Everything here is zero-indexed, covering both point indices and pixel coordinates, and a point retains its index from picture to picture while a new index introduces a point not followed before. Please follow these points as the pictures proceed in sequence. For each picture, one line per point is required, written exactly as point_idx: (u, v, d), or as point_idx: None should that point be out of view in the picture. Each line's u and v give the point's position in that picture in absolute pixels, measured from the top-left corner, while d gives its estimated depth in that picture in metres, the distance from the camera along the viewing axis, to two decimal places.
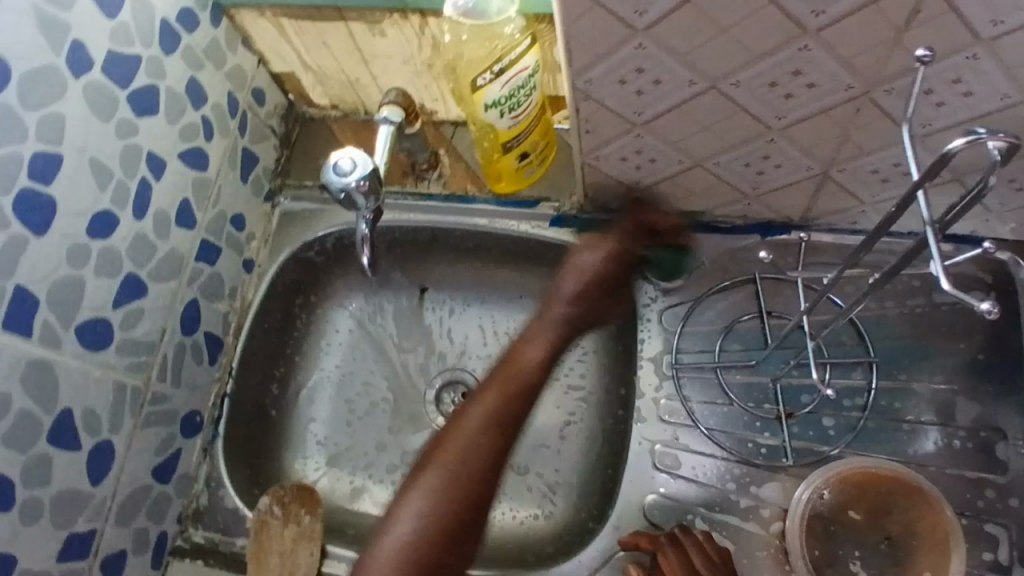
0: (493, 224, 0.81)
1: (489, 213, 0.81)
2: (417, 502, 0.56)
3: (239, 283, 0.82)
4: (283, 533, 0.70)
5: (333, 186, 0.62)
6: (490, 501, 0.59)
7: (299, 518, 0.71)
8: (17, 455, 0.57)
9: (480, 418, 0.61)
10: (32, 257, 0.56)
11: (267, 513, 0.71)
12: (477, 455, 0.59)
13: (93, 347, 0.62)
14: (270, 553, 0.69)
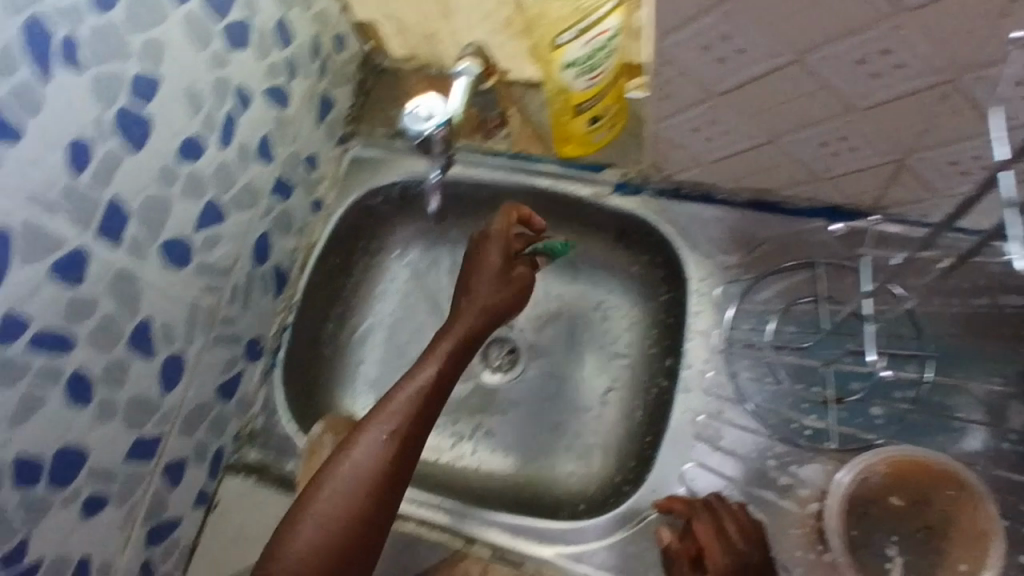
0: (555, 185, 0.82)
1: (553, 174, 0.82)
2: (312, 515, 0.57)
3: (309, 222, 0.84)
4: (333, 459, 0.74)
5: (412, 133, 0.63)
6: (383, 511, 0.59)
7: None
8: (100, 354, 0.59)
9: (359, 454, 0.60)
10: (128, 171, 0.59)
11: (318, 441, 0.75)
12: (356, 494, 0.58)
13: (175, 264, 0.65)
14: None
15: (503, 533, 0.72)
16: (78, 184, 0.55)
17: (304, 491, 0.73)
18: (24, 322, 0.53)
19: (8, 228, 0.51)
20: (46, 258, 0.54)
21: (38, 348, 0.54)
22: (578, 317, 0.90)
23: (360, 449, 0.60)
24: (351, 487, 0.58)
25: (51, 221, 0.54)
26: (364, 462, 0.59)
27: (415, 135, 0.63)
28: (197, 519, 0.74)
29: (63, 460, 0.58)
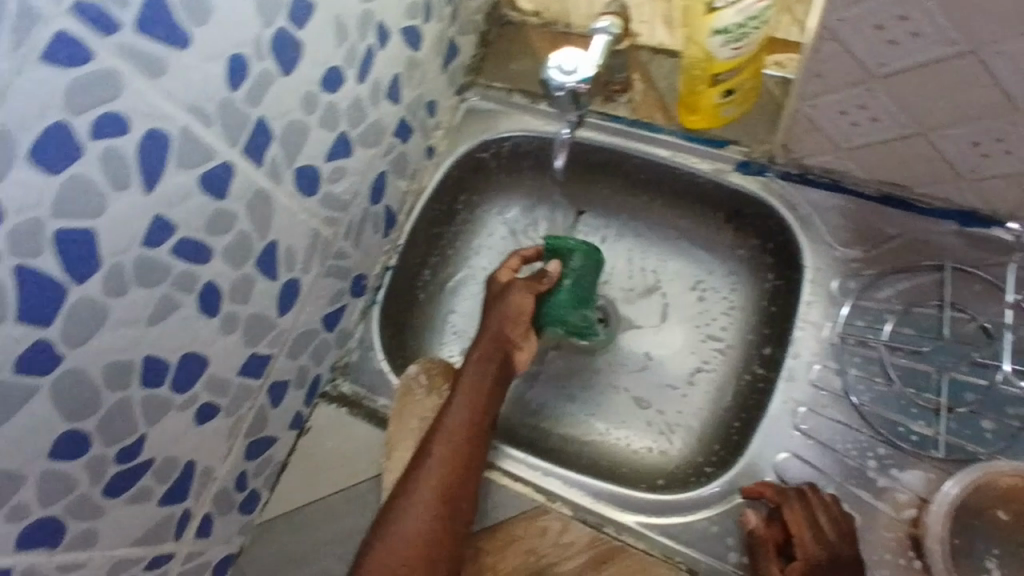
0: (673, 157, 0.80)
1: (672, 145, 0.80)
2: (400, 521, 0.62)
3: (421, 167, 0.85)
4: (426, 403, 0.75)
5: (553, 84, 0.62)
6: (462, 509, 0.65)
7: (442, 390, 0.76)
8: (232, 269, 0.60)
9: (432, 463, 0.66)
10: (277, 93, 0.59)
11: (414, 380, 0.77)
12: (419, 521, 0.63)
13: (304, 193, 0.66)
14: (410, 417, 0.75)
15: (583, 495, 0.72)
16: (234, 98, 0.55)
17: (394, 426, 0.74)
18: (170, 226, 0.53)
19: (165, 130, 0.50)
20: (196, 167, 0.53)
21: (176, 253, 0.54)
22: (674, 294, 0.88)
23: (422, 468, 0.66)
24: (414, 508, 0.63)
25: (205, 133, 0.53)
26: (421, 486, 0.64)
27: (557, 86, 0.62)
28: (290, 441, 0.76)
29: (185, 366, 0.59)
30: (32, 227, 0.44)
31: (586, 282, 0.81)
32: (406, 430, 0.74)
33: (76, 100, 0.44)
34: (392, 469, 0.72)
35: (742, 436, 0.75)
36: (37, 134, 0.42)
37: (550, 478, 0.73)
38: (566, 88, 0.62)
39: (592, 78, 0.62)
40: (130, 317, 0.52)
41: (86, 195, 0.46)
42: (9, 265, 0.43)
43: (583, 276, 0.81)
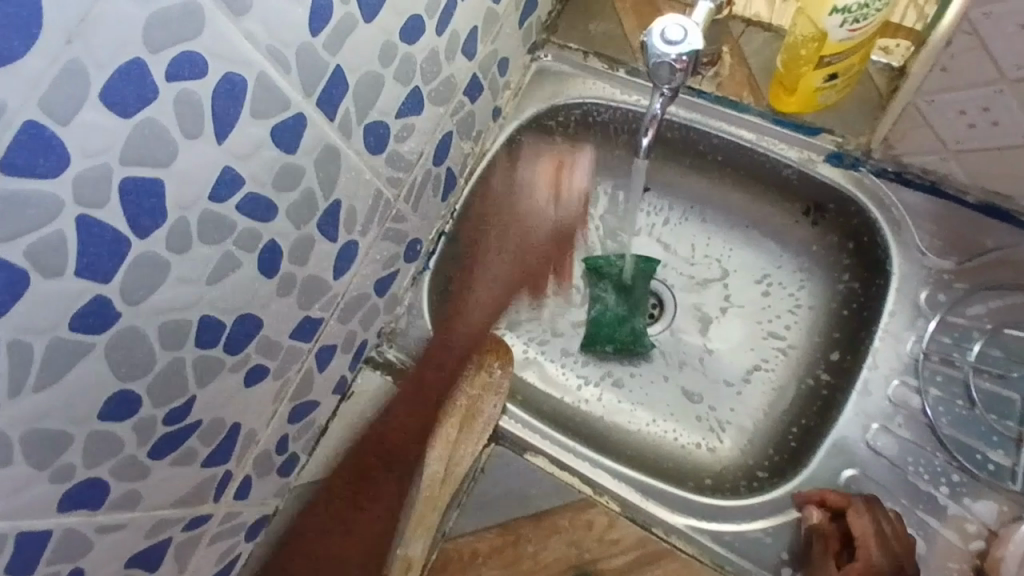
0: (759, 141, 0.75)
1: (759, 128, 0.75)
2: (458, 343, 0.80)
3: (486, 128, 0.80)
4: (473, 380, 0.73)
5: (652, 54, 0.55)
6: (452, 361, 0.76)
7: (491, 369, 0.73)
8: (293, 229, 0.56)
9: (471, 313, 0.82)
10: (358, 41, 0.54)
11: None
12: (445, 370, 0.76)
13: (372, 151, 0.61)
14: (458, 393, 0.72)
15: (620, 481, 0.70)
16: (313, 45, 0.50)
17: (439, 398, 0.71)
18: (238, 179, 0.48)
19: (244, 75, 0.45)
20: (269, 118, 0.49)
21: (242, 210, 0.50)
22: (738, 287, 0.84)
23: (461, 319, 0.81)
24: (449, 347, 0.78)
25: (282, 81, 0.48)
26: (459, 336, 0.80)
27: (655, 57, 0.55)
28: (331, 405, 0.73)
29: (240, 327, 0.55)
30: (99, 173, 0.39)
31: (638, 292, 0.85)
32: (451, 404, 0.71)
33: (154, 35, 0.39)
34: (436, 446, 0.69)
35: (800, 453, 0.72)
36: (113, 71, 0.38)
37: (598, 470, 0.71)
38: (662, 60, 0.55)
39: (698, 51, 0.55)
40: (189, 276, 0.48)
41: (159, 142, 0.42)
42: (74, 214, 0.39)
43: (633, 286, 0.85)
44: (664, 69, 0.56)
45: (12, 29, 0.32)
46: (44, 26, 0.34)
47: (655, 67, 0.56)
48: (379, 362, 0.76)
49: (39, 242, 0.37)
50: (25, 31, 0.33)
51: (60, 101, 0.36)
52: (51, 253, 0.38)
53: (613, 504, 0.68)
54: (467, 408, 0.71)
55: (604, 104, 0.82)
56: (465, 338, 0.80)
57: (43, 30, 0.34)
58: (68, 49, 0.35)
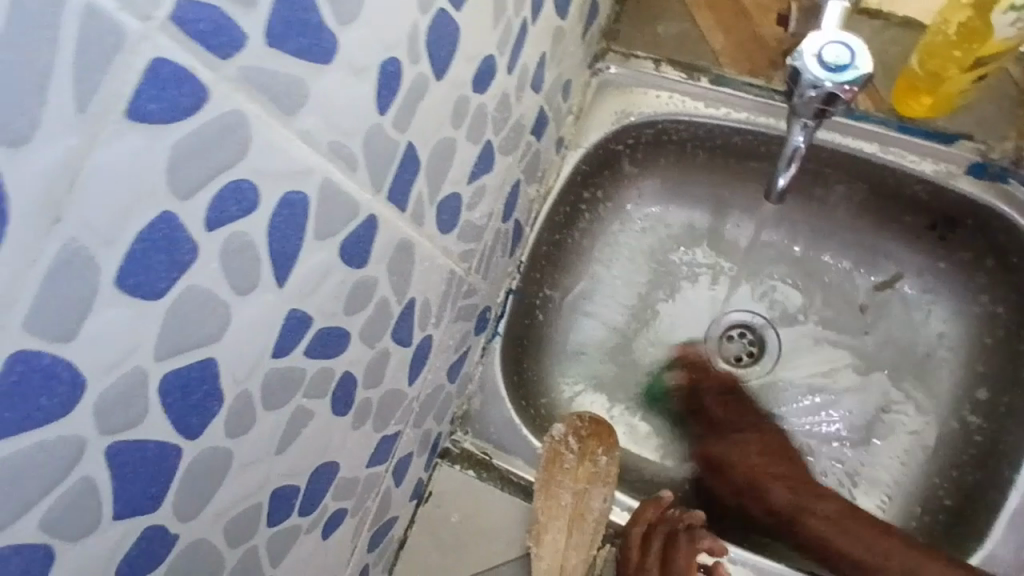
0: (884, 152, 0.66)
1: (884, 138, 0.66)
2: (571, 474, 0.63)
3: (550, 164, 0.67)
4: (577, 470, 0.63)
5: (807, 79, 0.47)
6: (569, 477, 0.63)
7: (595, 456, 0.64)
8: (367, 351, 0.44)
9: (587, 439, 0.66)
10: (429, 106, 0.41)
11: (560, 442, 0.65)
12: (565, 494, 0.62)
13: (444, 230, 0.49)
14: (560, 488, 0.62)
15: (745, 572, 0.60)
16: (381, 127, 0.37)
17: (541, 499, 0.62)
18: (306, 320, 0.36)
19: (304, 190, 0.33)
20: (337, 235, 0.36)
21: (312, 353, 0.38)
22: (855, 315, 0.75)
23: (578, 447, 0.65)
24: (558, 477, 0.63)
25: (349, 182, 0.36)
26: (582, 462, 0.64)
27: (811, 83, 0.47)
28: (408, 514, 0.62)
29: (317, 482, 0.44)
30: (125, 385, 0.27)
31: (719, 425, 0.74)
32: (555, 504, 0.61)
33: (184, 173, 0.26)
34: (545, 553, 0.60)
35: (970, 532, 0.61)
36: (130, 242, 0.25)
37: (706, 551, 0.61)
38: (822, 87, 0.47)
39: (867, 75, 0.46)
40: (255, 457, 0.36)
41: (204, 314, 0.29)
42: (101, 448, 0.27)
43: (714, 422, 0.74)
44: (821, 97, 0.48)
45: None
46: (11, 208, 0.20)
47: (811, 95, 0.48)
48: (457, 456, 0.65)
49: (54, 503, 0.26)
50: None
51: (55, 310, 0.23)
52: (76, 510, 0.27)
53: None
54: (576, 507, 0.62)
55: (685, 120, 0.70)
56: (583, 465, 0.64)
57: (12, 216, 0.20)
58: (58, 233, 0.22)
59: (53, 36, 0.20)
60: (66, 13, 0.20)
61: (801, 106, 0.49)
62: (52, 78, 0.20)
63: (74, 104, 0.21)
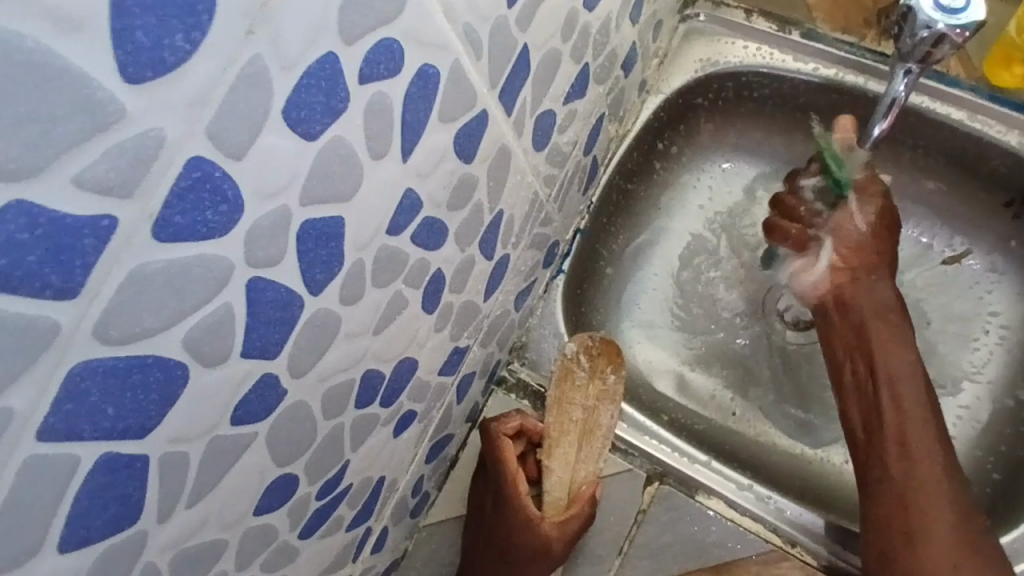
0: (971, 121, 0.67)
1: (970, 106, 0.67)
2: (583, 397, 0.62)
3: (631, 106, 0.67)
4: (587, 386, 0.62)
5: (921, 19, 0.49)
6: (578, 404, 0.61)
7: (605, 375, 0.63)
8: (459, 253, 0.45)
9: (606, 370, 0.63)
10: (547, 10, 0.42)
11: (573, 360, 0.63)
12: (575, 417, 0.61)
13: (537, 147, 0.50)
14: (572, 403, 0.61)
15: (785, 517, 0.61)
16: (506, 19, 0.38)
17: (554, 415, 0.61)
18: (418, 204, 0.37)
19: (438, 66, 0.33)
20: (455, 121, 0.37)
21: (416, 240, 0.39)
22: (917, 289, 0.75)
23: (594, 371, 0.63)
24: (568, 402, 0.61)
25: (473, 70, 0.36)
26: (593, 400, 0.62)
27: (924, 24, 0.49)
28: (462, 434, 0.63)
29: (398, 374, 0.45)
30: (273, 222, 0.28)
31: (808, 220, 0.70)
32: (568, 420, 0.61)
33: (352, 17, 0.26)
34: (555, 467, 0.60)
35: (1016, 504, 0.61)
36: (301, 75, 0.25)
37: (745, 494, 0.62)
38: (933, 29, 0.49)
39: (978, 23, 0.48)
40: (357, 331, 0.37)
41: (343, 171, 0.30)
42: (244, 280, 0.28)
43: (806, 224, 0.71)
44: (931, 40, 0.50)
45: (160, 13, 0.20)
46: (215, 8, 0.21)
47: (923, 37, 0.50)
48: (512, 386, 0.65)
49: (202, 324, 0.26)
50: (186, 13, 0.20)
51: (234, 124, 0.24)
52: (216, 338, 0.27)
53: (779, 539, 0.61)
54: (585, 423, 0.61)
55: (772, 74, 0.71)
56: (589, 402, 0.62)
57: (217, 13, 0.21)
58: (248, 45, 0.23)
59: None
60: None
61: (910, 47, 0.51)
62: None
63: None
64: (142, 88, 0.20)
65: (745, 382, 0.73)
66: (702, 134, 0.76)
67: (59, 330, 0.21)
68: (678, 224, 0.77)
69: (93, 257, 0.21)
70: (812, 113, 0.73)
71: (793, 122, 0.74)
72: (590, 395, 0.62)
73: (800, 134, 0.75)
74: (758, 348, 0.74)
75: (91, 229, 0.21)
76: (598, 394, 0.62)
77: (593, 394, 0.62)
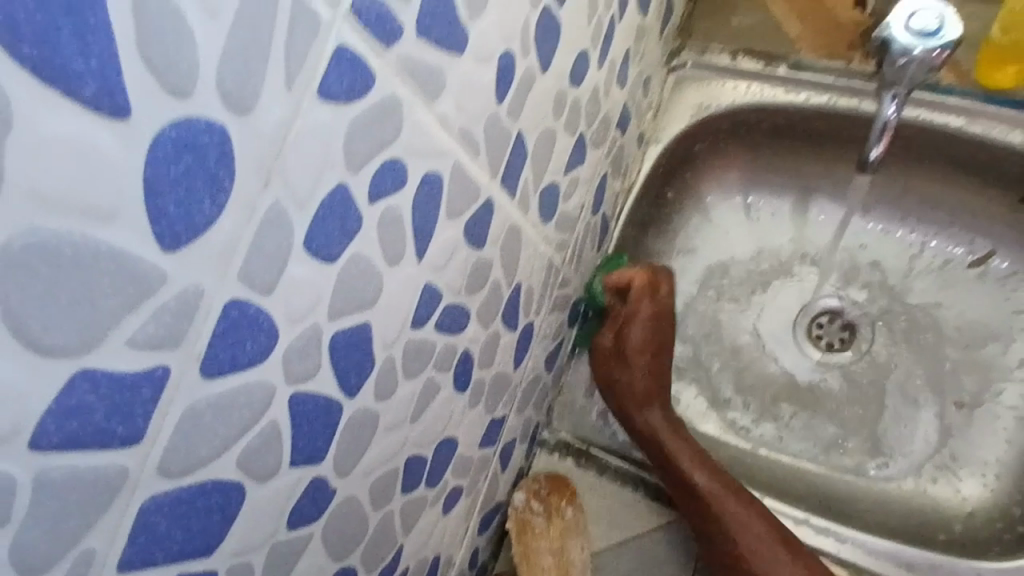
0: (971, 124, 0.68)
1: (968, 110, 0.68)
2: (549, 541, 0.60)
3: (633, 159, 0.70)
4: (548, 529, 0.60)
5: (896, 48, 0.53)
6: (545, 550, 0.59)
7: (561, 511, 0.61)
8: (482, 330, 0.47)
9: (565, 507, 0.62)
10: (537, 95, 0.45)
11: (526, 510, 0.61)
12: (548, 562, 0.59)
13: (546, 218, 0.52)
14: (539, 553, 0.59)
15: (849, 551, 0.61)
16: (498, 114, 0.40)
17: (526, 571, 0.59)
18: (437, 296, 0.40)
19: (440, 171, 0.36)
20: (463, 214, 0.40)
21: (440, 327, 0.41)
22: (942, 295, 0.74)
23: (548, 513, 0.61)
24: (534, 555, 0.59)
25: (473, 165, 0.39)
26: (558, 541, 0.60)
27: (900, 51, 0.53)
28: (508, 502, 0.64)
29: (440, 456, 0.47)
30: (309, 340, 0.30)
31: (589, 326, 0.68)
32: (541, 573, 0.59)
33: (357, 147, 0.29)
34: None
35: None
36: (317, 209, 0.28)
37: (803, 529, 0.62)
38: (911, 54, 0.53)
39: (954, 43, 0.52)
40: (395, 422, 0.39)
41: (365, 281, 0.33)
42: (286, 396, 0.30)
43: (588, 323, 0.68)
44: (911, 64, 0.54)
45: (190, 187, 0.22)
46: (234, 170, 0.24)
47: (901, 64, 0.54)
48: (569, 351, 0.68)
49: (250, 446, 0.29)
50: (211, 182, 0.23)
51: (262, 263, 0.26)
52: (264, 453, 0.30)
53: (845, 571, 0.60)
54: (559, 568, 0.59)
55: (765, 109, 0.73)
56: (555, 546, 0.60)
57: (235, 175, 0.24)
58: (267, 195, 0.25)
59: (272, 20, 0.23)
60: (308, 25, 0.25)
61: (893, 74, 0.55)
62: (269, 59, 0.24)
63: (284, 81, 0.25)
64: (178, 252, 0.23)
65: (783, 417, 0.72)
66: (709, 175, 0.78)
67: (127, 473, 0.24)
68: (697, 264, 0.78)
69: (151, 405, 0.24)
70: (813, 138, 0.74)
71: (796, 148, 0.76)
72: (554, 538, 0.60)
73: (806, 160, 0.76)
74: (796, 378, 0.74)
75: (146, 380, 0.23)
76: (564, 532, 0.60)
77: (556, 537, 0.60)
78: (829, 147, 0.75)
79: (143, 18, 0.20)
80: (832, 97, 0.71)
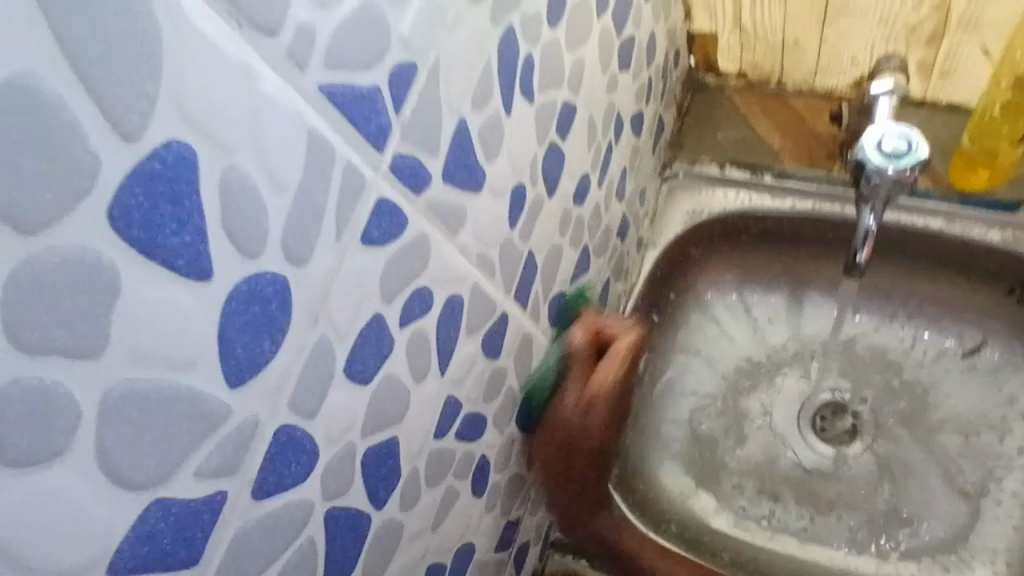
0: (950, 226, 0.75)
1: (946, 214, 0.76)
2: None
3: (633, 262, 0.74)
4: None
5: (870, 167, 0.58)
6: None
7: None
8: (498, 436, 0.49)
9: None
10: (545, 217, 0.49)
11: None
12: None
13: (555, 325, 0.55)
14: None
15: None
16: (511, 238, 0.45)
17: None
18: (457, 407, 0.42)
19: (460, 294, 0.40)
20: (480, 330, 0.43)
21: (460, 437, 0.43)
22: (939, 384, 0.77)
23: None
24: None
25: (489, 285, 0.43)
26: None
27: (874, 170, 0.58)
28: None
29: (458, 563, 0.47)
30: (344, 459, 0.33)
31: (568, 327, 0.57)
32: None
33: (390, 282, 0.33)
34: None
35: None
36: (355, 339, 0.31)
37: None
38: (884, 173, 0.58)
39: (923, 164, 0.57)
40: (418, 531, 0.41)
41: (394, 399, 0.35)
42: (322, 512, 0.32)
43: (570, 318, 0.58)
44: (884, 181, 0.59)
45: (254, 331, 0.26)
46: (290, 312, 0.27)
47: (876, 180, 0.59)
48: None
49: (288, 563, 0.30)
50: (271, 325, 0.26)
51: (308, 392, 0.29)
52: (301, 568, 0.31)
53: None
54: None
55: (755, 214, 0.79)
56: None
57: (290, 316, 0.27)
58: (315, 330, 0.29)
59: (327, 186, 0.27)
60: (355, 185, 0.29)
61: (870, 189, 0.60)
62: (323, 218, 0.28)
63: (334, 234, 0.28)
64: (240, 389, 0.26)
65: (802, 514, 0.72)
66: (704, 274, 0.81)
67: None
68: (699, 360, 0.80)
69: (209, 528, 0.26)
70: (801, 237, 0.79)
71: (789, 248, 0.79)
72: None
73: (796, 260, 0.80)
74: (808, 472, 0.74)
75: (206, 506, 0.25)
76: None
77: None
78: (817, 248, 0.79)
79: (227, 199, 0.23)
80: (817, 203, 0.79)
